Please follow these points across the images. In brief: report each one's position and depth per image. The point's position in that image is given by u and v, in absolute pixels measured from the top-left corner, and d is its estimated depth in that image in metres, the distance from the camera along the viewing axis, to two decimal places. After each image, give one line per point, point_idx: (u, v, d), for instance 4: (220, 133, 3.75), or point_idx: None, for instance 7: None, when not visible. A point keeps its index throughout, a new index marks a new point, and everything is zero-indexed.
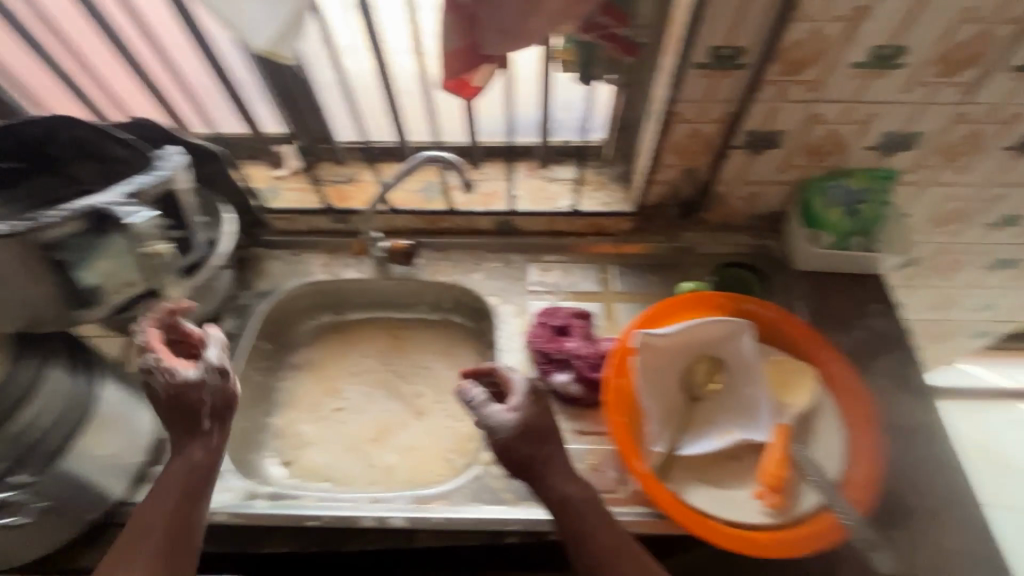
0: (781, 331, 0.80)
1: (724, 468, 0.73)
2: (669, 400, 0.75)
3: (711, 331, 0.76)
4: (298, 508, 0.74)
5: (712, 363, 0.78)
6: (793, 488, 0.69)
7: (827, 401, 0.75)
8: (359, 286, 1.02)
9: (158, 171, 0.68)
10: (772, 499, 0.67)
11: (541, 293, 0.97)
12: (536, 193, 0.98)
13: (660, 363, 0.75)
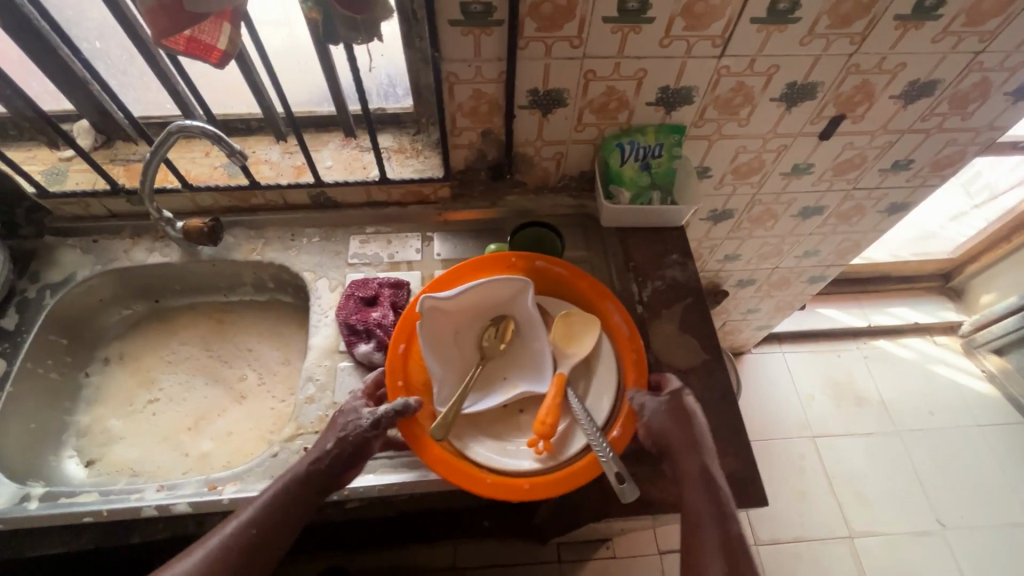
0: (569, 287, 0.84)
1: (508, 421, 0.75)
2: (456, 361, 0.76)
3: (494, 290, 0.78)
4: (72, 505, 0.70)
5: (504, 322, 0.79)
6: (566, 433, 0.72)
7: (607, 349, 0.78)
8: (168, 271, 0.96)
9: None
10: (542, 446, 0.69)
11: (359, 265, 0.95)
12: (348, 163, 0.96)
13: (443, 325, 0.75)
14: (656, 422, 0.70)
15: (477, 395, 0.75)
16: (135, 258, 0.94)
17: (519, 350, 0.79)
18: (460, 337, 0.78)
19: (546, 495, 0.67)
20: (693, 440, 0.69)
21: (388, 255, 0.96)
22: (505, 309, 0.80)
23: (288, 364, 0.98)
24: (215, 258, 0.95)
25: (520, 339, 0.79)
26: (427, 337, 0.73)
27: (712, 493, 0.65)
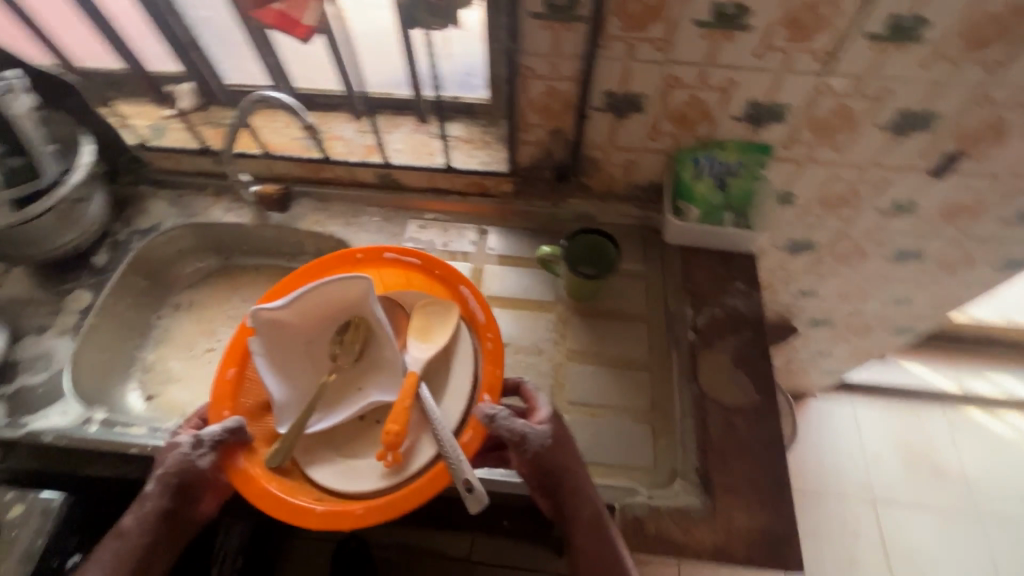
0: (423, 277, 0.80)
1: (368, 433, 0.73)
2: (305, 372, 0.74)
3: (342, 293, 0.75)
4: (126, 436, 0.76)
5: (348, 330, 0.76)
6: (414, 441, 0.68)
7: (466, 338, 0.75)
8: (240, 231, 1.02)
9: None
10: (390, 459, 0.66)
11: (413, 250, 0.96)
12: (417, 148, 0.97)
13: (283, 339, 0.72)
14: (536, 453, 0.66)
15: (327, 406, 0.73)
16: (213, 215, 1.00)
17: (372, 353, 0.76)
18: (299, 348, 0.75)
19: (379, 517, 0.62)
20: (571, 475, 0.67)
21: (443, 243, 0.97)
22: (352, 311, 0.77)
23: None
24: (281, 225, 0.99)
25: (369, 342, 0.76)
26: (260, 356, 0.70)
27: (596, 527, 0.66)
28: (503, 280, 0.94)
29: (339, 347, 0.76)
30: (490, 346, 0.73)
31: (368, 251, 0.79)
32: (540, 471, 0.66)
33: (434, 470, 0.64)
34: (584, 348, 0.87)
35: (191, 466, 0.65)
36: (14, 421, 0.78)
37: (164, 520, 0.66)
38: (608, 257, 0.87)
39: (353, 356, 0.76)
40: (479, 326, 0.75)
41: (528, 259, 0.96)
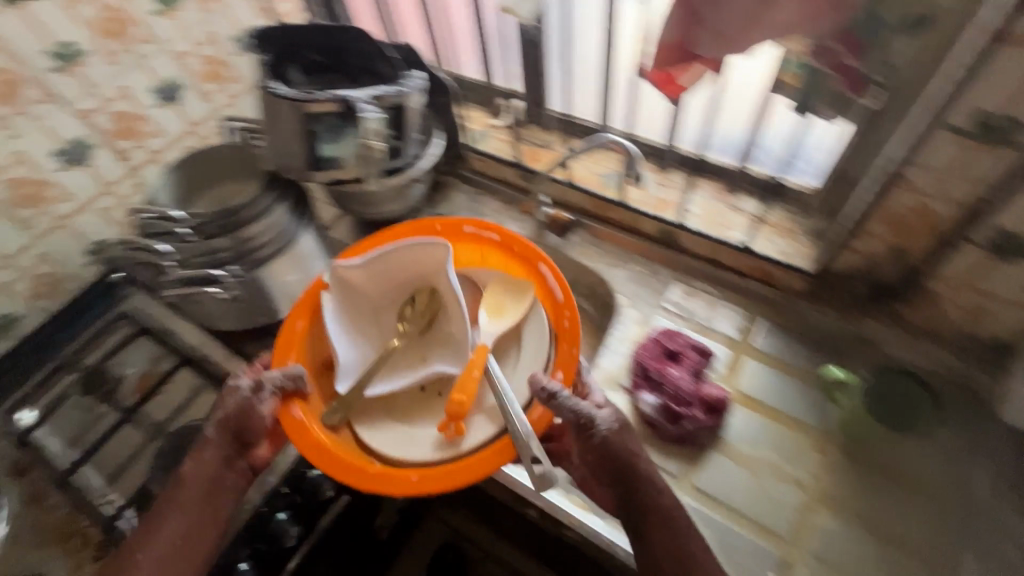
0: (501, 257, 0.78)
1: (426, 407, 0.70)
2: (373, 337, 0.74)
3: (415, 259, 0.75)
4: None
5: (426, 296, 0.76)
6: (476, 410, 0.66)
7: (542, 319, 0.71)
8: (515, 240, 1.10)
9: (400, 86, 0.85)
10: (453, 431, 0.64)
11: (673, 314, 0.93)
12: (712, 216, 0.94)
13: (352, 300, 0.74)
14: (600, 434, 0.62)
15: (391, 370, 0.71)
16: (499, 220, 1.10)
17: (438, 326, 0.75)
18: (367, 314, 0.76)
19: (436, 487, 0.60)
20: (632, 459, 0.62)
21: (705, 318, 0.92)
22: (425, 280, 0.76)
23: None
24: (554, 248, 1.04)
25: (440, 310, 0.75)
26: (328, 317, 0.70)
27: (670, 523, 0.58)
28: (761, 380, 0.85)
29: (409, 309, 0.76)
30: (567, 326, 0.69)
31: (449, 224, 0.78)
32: (603, 456, 0.63)
33: (495, 445, 0.61)
34: (843, 496, 0.75)
35: (251, 415, 0.66)
36: None
37: (225, 482, 0.66)
38: (916, 404, 0.77)
39: (423, 322, 0.75)
40: (551, 301, 0.72)
41: (797, 368, 0.86)
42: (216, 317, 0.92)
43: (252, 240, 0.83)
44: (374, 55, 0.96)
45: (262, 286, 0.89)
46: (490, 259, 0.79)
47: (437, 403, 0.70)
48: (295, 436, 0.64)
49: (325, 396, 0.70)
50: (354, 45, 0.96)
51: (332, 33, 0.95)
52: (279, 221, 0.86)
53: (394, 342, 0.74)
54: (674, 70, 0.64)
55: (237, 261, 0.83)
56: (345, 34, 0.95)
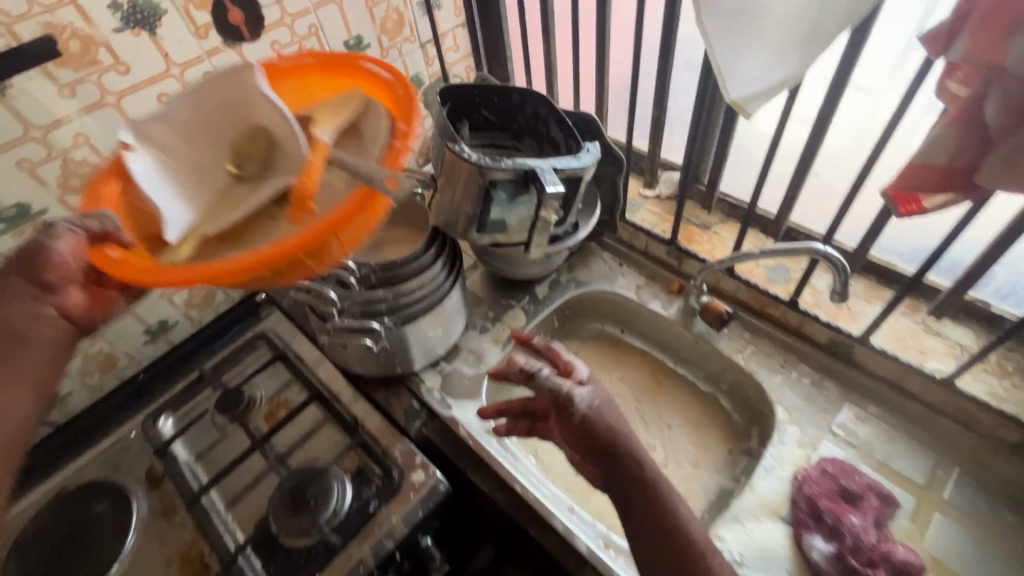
0: (325, 78, 0.73)
1: (271, 228, 0.61)
2: (201, 192, 0.63)
3: (227, 93, 0.64)
4: (514, 469, 0.83)
5: (247, 137, 0.65)
6: (328, 198, 0.61)
7: (381, 126, 0.66)
8: (656, 320, 1.03)
9: (578, 159, 0.81)
10: (306, 212, 0.60)
11: (842, 441, 0.81)
12: (904, 337, 0.83)
13: (174, 163, 0.63)
14: (581, 409, 0.70)
15: (234, 207, 0.63)
16: (640, 295, 1.04)
17: (276, 164, 0.64)
18: (203, 168, 0.64)
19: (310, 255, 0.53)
20: (634, 454, 0.68)
21: (884, 453, 0.80)
22: (242, 118, 0.65)
23: (695, 468, 0.93)
24: (702, 336, 0.96)
25: (274, 146, 0.64)
26: (145, 173, 0.59)
27: (669, 514, 0.64)
28: (956, 546, 0.72)
29: (242, 151, 0.65)
30: (399, 134, 0.63)
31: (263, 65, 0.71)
32: (586, 435, 0.70)
33: (353, 199, 0.56)
34: None
35: (54, 249, 0.55)
36: (444, 399, 0.93)
37: (39, 344, 0.58)
38: None
39: (259, 167, 0.64)
40: (392, 95, 0.68)
41: (1002, 538, 0.72)
42: (353, 364, 0.92)
43: (409, 296, 0.83)
44: (548, 119, 0.93)
45: (407, 342, 0.88)
46: (285, 87, 0.73)
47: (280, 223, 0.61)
48: (124, 273, 0.53)
49: (154, 244, 0.60)
50: (528, 107, 0.95)
51: (506, 93, 0.94)
52: (436, 279, 0.86)
53: (232, 190, 0.64)
54: (929, 195, 0.56)
55: (391, 315, 0.83)
56: (518, 95, 0.94)
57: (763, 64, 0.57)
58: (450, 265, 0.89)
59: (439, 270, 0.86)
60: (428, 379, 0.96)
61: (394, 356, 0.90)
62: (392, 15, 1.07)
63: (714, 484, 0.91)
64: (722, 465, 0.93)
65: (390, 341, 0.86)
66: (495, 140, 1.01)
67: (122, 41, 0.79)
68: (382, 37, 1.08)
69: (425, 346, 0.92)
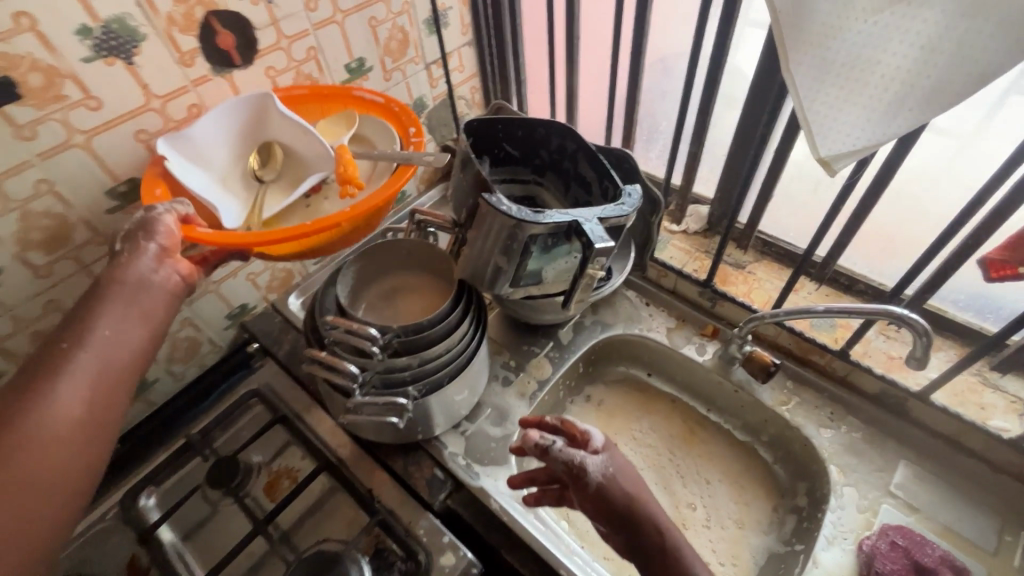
0: (315, 103, 0.86)
1: (314, 210, 0.78)
2: (237, 189, 0.77)
3: (244, 117, 0.78)
4: (556, 550, 0.75)
5: (262, 151, 0.80)
6: (369, 182, 0.78)
7: (381, 128, 0.83)
8: (689, 366, 0.97)
9: (623, 204, 0.71)
10: (355, 190, 0.75)
11: (903, 504, 0.77)
12: (960, 392, 0.79)
13: (204, 163, 0.76)
14: (597, 482, 0.66)
15: (275, 200, 0.78)
16: (671, 340, 0.97)
17: (288, 163, 0.80)
18: (229, 171, 0.78)
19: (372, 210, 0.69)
20: (658, 529, 0.63)
21: (947, 517, 0.75)
22: (262, 137, 0.80)
23: (740, 528, 0.87)
24: (743, 386, 0.90)
25: (287, 151, 0.80)
26: (186, 171, 0.73)
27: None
28: None
29: (256, 161, 0.80)
30: (413, 133, 0.81)
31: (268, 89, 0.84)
32: (603, 508, 0.65)
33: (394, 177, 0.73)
34: None
35: (152, 223, 0.64)
36: (470, 467, 0.85)
37: (155, 294, 0.63)
38: None
39: (277, 171, 0.80)
40: (388, 112, 0.84)
41: None
42: (370, 433, 0.83)
43: (437, 360, 0.75)
44: (577, 157, 0.84)
45: (432, 408, 0.79)
46: (305, 110, 0.86)
47: (325, 203, 0.78)
48: (222, 241, 0.65)
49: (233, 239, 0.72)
50: (553, 140, 0.86)
51: (528, 124, 0.85)
52: (465, 339, 0.77)
53: (262, 191, 0.79)
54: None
55: (416, 382, 0.75)
56: (542, 127, 0.85)
57: (858, 121, 0.51)
58: (478, 324, 0.80)
59: (468, 331, 0.78)
60: (451, 442, 0.87)
61: (417, 423, 0.81)
62: (398, 35, 0.97)
63: (762, 546, 0.85)
64: (768, 524, 0.87)
65: (415, 409, 0.78)
66: (514, 176, 0.93)
67: (92, 72, 0.67)
68: (386, 59, 0.98)
69: (448, 409, 0.83)
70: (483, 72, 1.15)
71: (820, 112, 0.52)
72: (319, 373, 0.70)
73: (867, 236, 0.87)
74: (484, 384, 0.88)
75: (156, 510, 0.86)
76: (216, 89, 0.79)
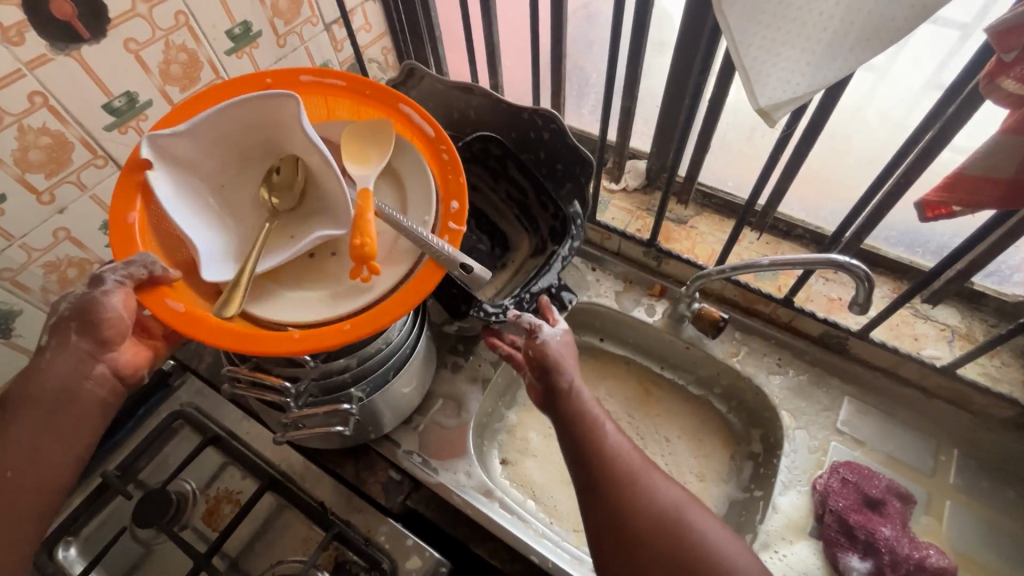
0: (349, 100, 0.66)
1: (319, 270, 0.61)
2: (236, 218, 0.62)
3: (259, 118, 0.61)
4: (525, 536, 0.73)
5: (276, 166, 0.63)
6: (388, 258, 0.59)
7: (415, 163, 0.63)
8: (640, 328, 0.95)
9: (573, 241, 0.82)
10: (368, 273, 0.57)
11: (849, 439, 0.80)
12: (895, 325, 0.82)
13: (192, 176, 0.60)
14: (540, 342, 0.62)
15: (278, 242, 0.61)
16: (622, 303, 0.95)
17: (312, 199, 0.63)
18: (231, 187, 0.63)
19: (372, 328, 0.53)
20: (572, 388, 0.60)
21: (890, 447, 0.79)
22: (282, 150, 0.63)
23: (702, 482, 0.89)
24: (694, 343, 0.90)
25: (311, 178, 0.63)
26: (167, 196, 0.57)
27: (617, 467, 0.56)
28: (971, 533, 0.73)
29: (272, 180, 0.63)
30: (455, 206, 0.59)
31: (284, 72, 0.64)
32: (544, 365, 0.61)
33: (417, 275, 0.55)
34: None
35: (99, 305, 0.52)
36: (427, 463, 0.79)
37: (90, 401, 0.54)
38: None
39: (295, 200, 0.63)
40: (434, 153, 0.63)
41: (1006, 517, 0.74)
42: (312, 440, 0.76)
43: (374, 358, 0.68)
44: (476, 100, 0.85)
45: (377, 406, 0.73)
46: (336, 106, 0.67)
47: (333, 264, 0.61)
48: (184, 330, 0.51)
49: (210, 292, 0.57)
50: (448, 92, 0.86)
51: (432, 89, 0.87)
52: (403, 329, 0.71)
53: (271, 228, 0.62)
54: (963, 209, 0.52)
55: (356, 383, 0.68)
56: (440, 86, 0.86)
57: (796, 63, 0.47)
58: (415, 310, 0.74)
59: (408, 318, 0.71)
60: (405, 440, 0.82)
61: (364, 425, 0.75)
62: None
63: (723, 496, 0.88)
64: (727, 473, 0.89)
65: (360, 412, 0.72)
66: None
67: None
68: (276, 21, 0.84)
69: (397, 405, 0.77)
70: (392, 29, 1.02)
71: (757, 57, 0.48)
72: (246, 393, 0.62)
73: (804, 180, 0.86)
74: (431, 371, 0.83)
75: (80, 561, 0.77)
76: (63, 71, 0.65)
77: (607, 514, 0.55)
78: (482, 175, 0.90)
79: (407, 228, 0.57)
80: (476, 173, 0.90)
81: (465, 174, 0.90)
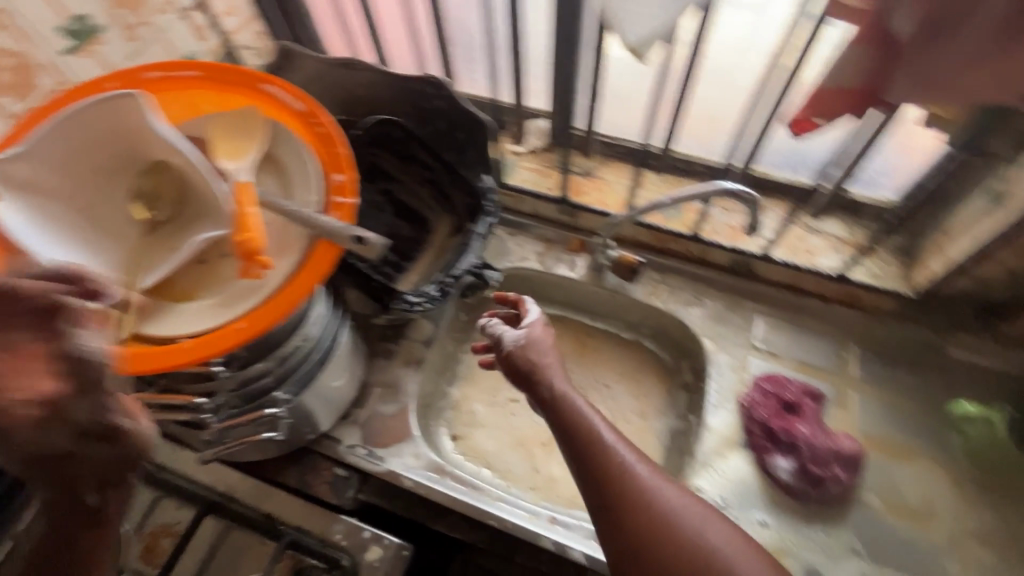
0: (210, 88, 0.61)
1: (212, 274, 0.57)
2: (109, 236, 0.57)
3: (107, 124, 0.55)
4: (481, 501, 0.74)
5: (145, 172, 0.58)
6: (280, 249, 0.56)
7: (293, 143, 0.60)
8: (567, 284, 0.96)
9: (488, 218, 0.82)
10: (261, 269, 0.54)
11: (764, 353, 0.86)
12: (792, 242, 0.87)
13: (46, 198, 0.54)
14: (507, 352, 0.64)
15: (162, 254, 0.57)
16: (546, 262, 0.96)
17: (191, 198, 0.58)
18: (95, 201, 0.57)
19: (269, 322, 0.51)
20: (555, 395, 0.60)
21: (800, 354, 0.86)
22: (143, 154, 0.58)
23: (643, 419, 0.93)
24: (617, 290, 0.93)
25: (184, 179, 0.58)
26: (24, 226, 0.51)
27: (623, 483, 0.54)
28: (875, 416, 0.81)
29: (143, 188, 0.58)
30: (340, 181, 0.57)
31: (129, 71, 0.59)
32: (518, 374, 0.63)
33: (311, 259, 0.54)
34: (998, 529, 0.71)
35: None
36: (372, 453, 0.78)
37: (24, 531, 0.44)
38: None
39: (173, 205, 0.58)
40: (309, 130, 0.60)
41: (902, 397, 0.82)
42: (248, 452, 0.72)
43: (295, 359, 0.65)
44: (368, 80, 0.81)
45: (309, 406, 0.71)
46: (202, 96, 0.62)
47: (225, 264, 0.57)
48: None
49: None
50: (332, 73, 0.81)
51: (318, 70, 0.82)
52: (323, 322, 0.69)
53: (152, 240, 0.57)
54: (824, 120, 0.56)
55: (279, 386, 0.65)
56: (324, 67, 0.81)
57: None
58: (331, 299, 0.71)
59: (324, 308, 0.69)
60: (347, 435, 0.79)
61: (300, 426, 0.72)
62: None
63: (664, 428, 0.92)
64: (665, 406, 0.94)
65: (291, 414, 0.69)
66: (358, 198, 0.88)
67: None
68: (118, 12, 0.75)
69: (330, 402, 0.74)
70: (258, 11, 0.95)
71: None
72: (160, 417, 0.58)
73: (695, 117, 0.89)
74: (362, 360, 0.81)
75: None
76: None
77: (624, 539, 0.52)
78: (393, 160, 0.89)
79: (293, 213, 0.54)
80: (386, 160, 0.89)
81: (376, 161, 0.89)
